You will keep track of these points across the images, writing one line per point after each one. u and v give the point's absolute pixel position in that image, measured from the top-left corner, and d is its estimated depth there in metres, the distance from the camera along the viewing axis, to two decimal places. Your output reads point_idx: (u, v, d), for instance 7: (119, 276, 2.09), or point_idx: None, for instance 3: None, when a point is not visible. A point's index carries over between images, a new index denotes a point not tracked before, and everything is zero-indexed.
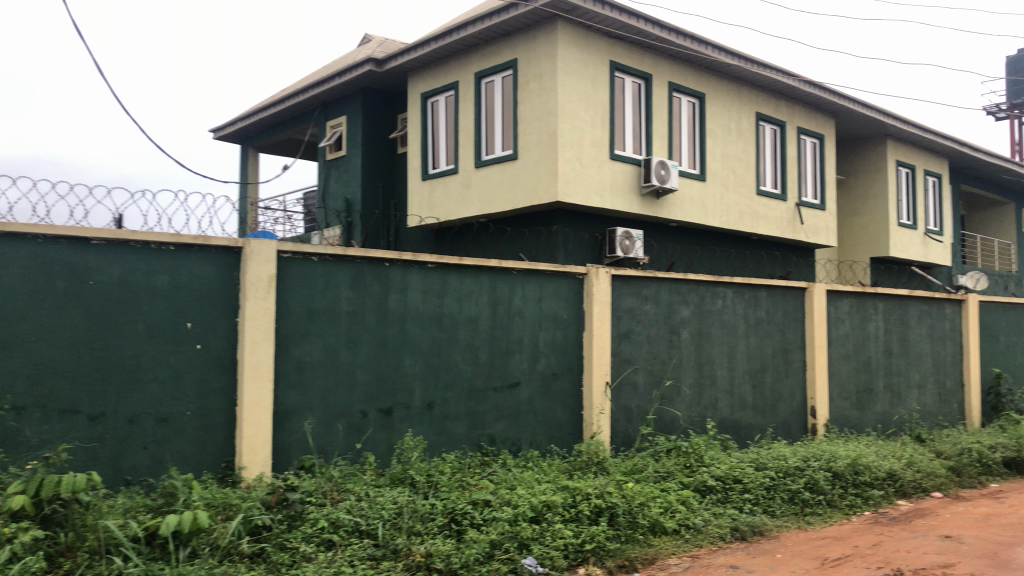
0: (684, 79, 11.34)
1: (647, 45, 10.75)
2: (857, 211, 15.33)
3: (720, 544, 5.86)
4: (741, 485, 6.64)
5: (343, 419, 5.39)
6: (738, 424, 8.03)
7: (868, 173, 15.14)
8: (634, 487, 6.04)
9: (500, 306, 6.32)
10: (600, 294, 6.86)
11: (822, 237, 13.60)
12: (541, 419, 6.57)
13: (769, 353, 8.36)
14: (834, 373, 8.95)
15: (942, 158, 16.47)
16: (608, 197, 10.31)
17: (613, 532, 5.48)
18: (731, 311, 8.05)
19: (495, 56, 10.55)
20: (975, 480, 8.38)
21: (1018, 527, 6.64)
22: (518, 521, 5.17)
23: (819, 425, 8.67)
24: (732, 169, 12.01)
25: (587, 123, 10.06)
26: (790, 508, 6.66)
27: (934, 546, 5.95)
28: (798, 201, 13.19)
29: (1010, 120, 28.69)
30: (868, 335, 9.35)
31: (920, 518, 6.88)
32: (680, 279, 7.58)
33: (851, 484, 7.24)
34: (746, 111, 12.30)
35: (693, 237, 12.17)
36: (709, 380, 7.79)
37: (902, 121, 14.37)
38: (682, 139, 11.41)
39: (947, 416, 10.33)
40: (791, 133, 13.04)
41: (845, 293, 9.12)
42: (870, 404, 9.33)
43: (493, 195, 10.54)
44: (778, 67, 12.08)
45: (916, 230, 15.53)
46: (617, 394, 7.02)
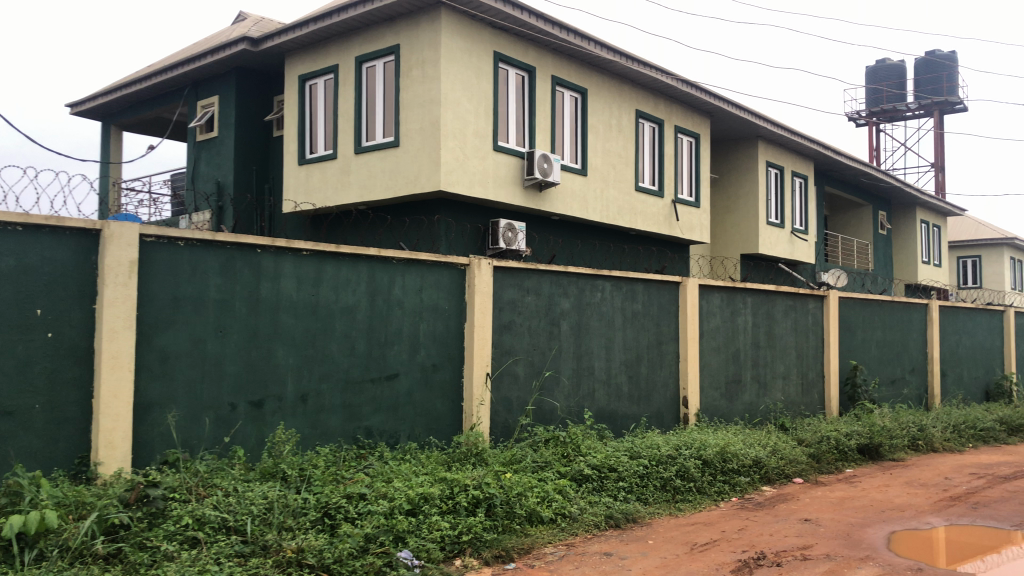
0: (567, 74, 11.48)
1: (530, 38, 10.82)
2: (729, 209, 15.94)
3: (595, 532, 5.97)
4: (616, 474, 6.78)
5: (211, 412, 5.17)
6: (614, 414, 8.20)
7: (739, 172, 15.76)
8: (513, 477, 6.07)
9: (379, 296, 6.21)
10: (482, 285, 6.84)
11: (696, 233, 14.06)
12: (420, 412, 6.49)
13: (644, 344, 8.58)
14: (705, 364, 9.27)
15: (808, 160, 17.35)
16: (491, 188, 10.32)
17: (490, 522, 5.50)
18: (609, 303, 8.21)
19: (378, 41, 10.37)
20: (832, 466, 8.89)
21: (869, 509, 7.06)
22: (393, 514, 5.10)
23: (691, 415, 8.94)
24: (612, 165, 12.27)
25: (471, 113, 10.03)
26: (661, 496, 6.86)
27: (795, 529, 6.25)
28: (674, 198, 13.59)
29: (869, 126, 30.54)
30: (736, 328, 9.73)
31: (783, 502, 7.23)
32: (561, 271, 7.66)
33: (719, 471, 7.51)
34: (626, 108, 12.57)
35: (574, 231, 12.35)
36: (587, 371, 7.92)
37: (771, 123, 15.05)
38: (565, 133, 11.54)
39: (808, 405, 10.90)
40: (668, 132, 13.43)
41: (717, 287, 9.46)
42: (738, 394, 9.72)
43: (374, 183, 10.36)
44: (657, 66, 12.41)
45: (783, 229, 16.30)
46: (497, 385, 7.02)
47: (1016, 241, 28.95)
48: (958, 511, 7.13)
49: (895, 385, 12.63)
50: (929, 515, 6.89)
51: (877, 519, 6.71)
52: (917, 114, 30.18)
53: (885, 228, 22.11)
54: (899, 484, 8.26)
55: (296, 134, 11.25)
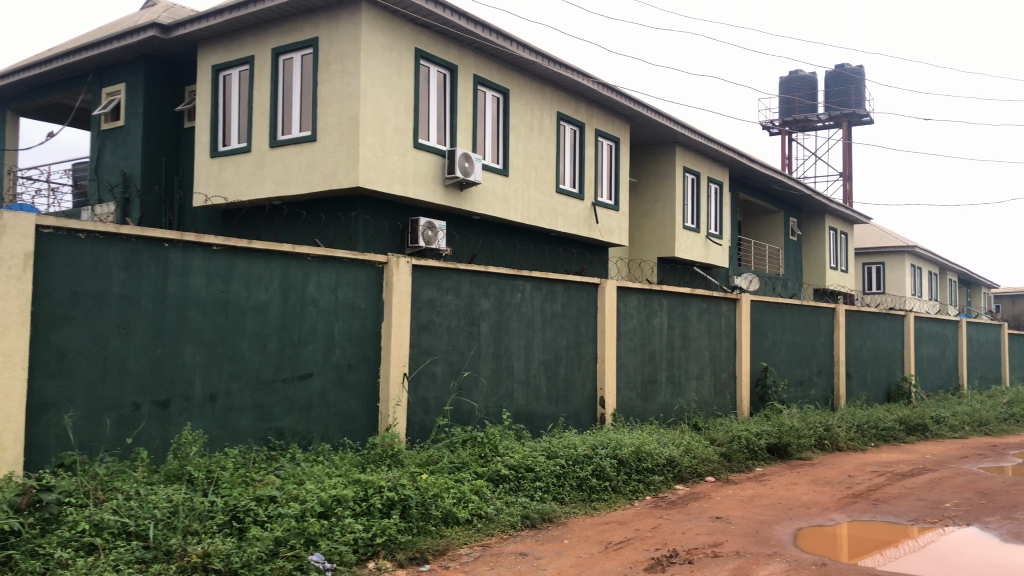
0: (489, 74, 11.48)
1: (453, 36, 10.77)
2: (647, 213, 16.20)
3: (511, 532, 5.96)
4: (532, 473, 6.80)
5: (112, 412, 4.95)
6: (532, 414, 8.21)
7: (657, 177, 16.04)
8: (428, 478, 6.01)
9: (293, 294, 6.07)
10: (400, 284, 6.76)
11: (615, 236, 14.22)
12: (334, 412, 6.35)
13: (563, 345, 8.63)
14: (622, 365, 9.38)
15: (723, 167, 17.79)
16: (411, 186, 10.22)
17: (405, 524, 5.43)
18: (529, 304, 8.23)
19: (295, 33, 10.16)
20: (743, 465, 9.11)
21: (778, 506, 7.26)
22: (305, 517, 4.98)
23: (608, 415, 9.03)
24: (533, 166, 12.32)
25: (391, 110, 9.91)
26: (577, 495, 6.91)
27: (707, 527, 6.37)
28: (594, 200, 13.72)
29: (782, 135, 31.55)
30: (652, 329, 9.89)
31: (695, 500, 7.37)
32: (480, 271, 7.64)
33: (634, 470, 7.61)
34: (547, 109, 12.64)
35: (495, 231, 12.34)
36: (506, 371, 7.91)
37: (689, 129, 15.37)
38: (486, 132, 11.53)
39: (721, 405, 11.15)
40: (589, 135, 13.56)
41: (634, 290, 9.59)
42: (653, 394, 9.87)
43: (291, 178, 10.14)
44: (578, 69, 12.52)
45: (698, 233, 16.66)
46: (414, 385, 6.94)
47: (916, 248, 30.31)
48: (859, 507, 7.41)
49: (803, 385, 13.04)
50: (833, 512, 7.13)
51: (784, 516, 6.91)
52: (827, 125, 31.30)
53: (795, 234, 22.84)
54: (805, 482, 8.53)
55: (209, 125, 10.93)
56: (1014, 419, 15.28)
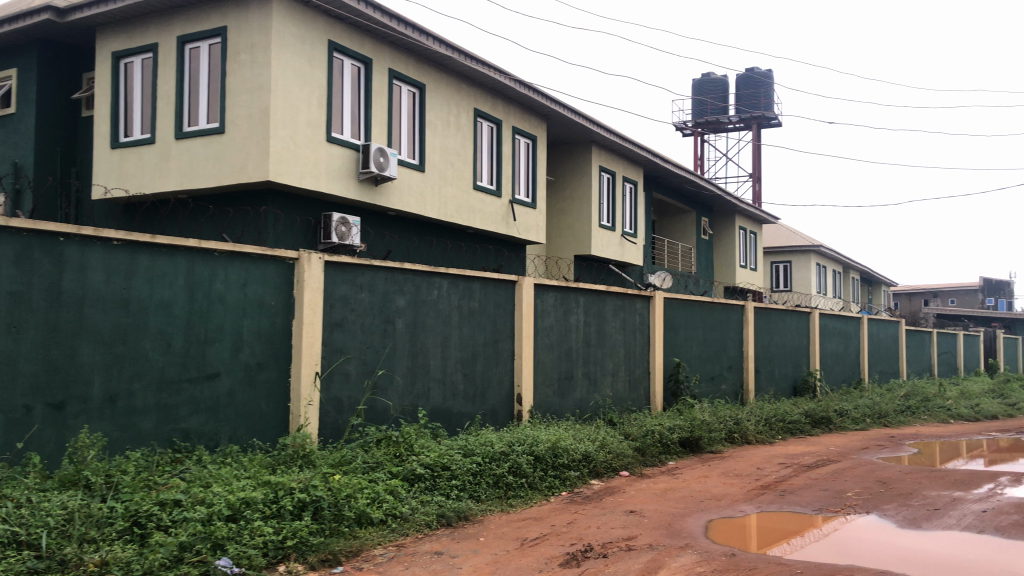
0: (405, 68, 11.36)
1: (367, 29, 10.61)
2: (563, 211, 16.33)
3: (426, 531, 5.90)
4: (448, 472, 6.75)
5: (1, 415, 4.68)
6: (448, 412, 8.16)
7: (574, 175, 16.19)
8: (341, 479, 5.89)
9: (199, 291, 5.86)
10: (312, 280, 6.61)
11: (533, 233, 14.28)
12: (242, 412, 6.16)
13: (480, 342, 8.60)
14: (539, 362, 9.42)
15: (637, 166, 18.08)
16: (324, 180, 10.02)
17: (317, 526, 5.32)
18: (446, 301, 8.17)
19: (202, 21, 9.84)
20: (656, 459, 9.27)
21: (689, 499, 7.41)
22: (211, 521, 4.82)
23: (524, 412, 9.05)
24: (449, 163, 12.26)
25: (303, 102, 9.70)
26: (493, 492, 6.90)
27: (621, 521, 6.45)
28: (511, 198, 13.73)
29: (695, 136, 32.33)
30: (569, 326, 9.96)
31: (609, 495, 7.46)
32: (395, 268, 7.54)
33: (550, 466, 7.65)
34: (464, 106, 12.59)
35: (412, 228, 12.21)
36: (422, 369, 7.84)
37: (604, 128, 15.56)
38: (401, 127, 11.41)
39: (635, 401, 11.32)
40: (506, 132, 13.57)
41: (551, 287, 9.64)
42: (569, 390, 9.94)
43: (197, 171, 9.82)
44: (494, 65, 12.51)
45: (614, 232, 16.89)
46: (327, 384, 6.80)
47: (821, 248, 31.46)
48: (767, 498, 7.62)
49: (714, 380, 13.35)
50: (742, 504, 7.32)
51: (696, 508, 7.05)
52: (737, 127, 32.24)
53: (706, 234, 23.40)
54: (716, 475, 8.74)
55: (109, 114, 10.49)
56: (911, 410, 16.03)
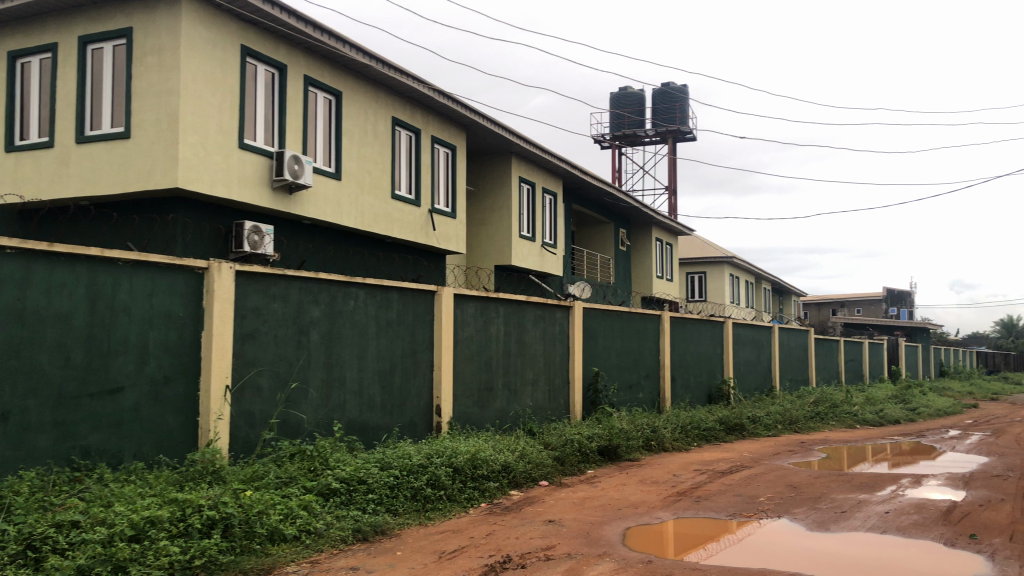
0: (321, 75, 11.21)
1: (282, 34, 10.43)
2: (483, 221, 16.33)
3: (341, 547, 5.77)
4: (364, 486, 6.66)
5: None
6: (365, 425, 8.02)
7: (493, 186, 16.22)
8: (252, 495, 5.73)
9: (102, 302, 5.62)
10: (223, 291, 6.43)
11: (452, 243, 14.23)
12: (148, 428, 5.91)
13: (398, 353, 8.50)
14: (459, 373, 9.37)
15: (557, 178, 18.23)
16: (236, 188, 9.77)
17: (227, 544, 5.15)
18: (363, 312, 8.05)
19: (106, 22, 9.50)
20: (575, 468, 9.32)
21: (607, 507, 7.47)
22: (113, 542, 4.63)
23: (444, 423, 8.97)
24: (367, 171, 12.12)
25: (214, 108, 9.46)
26: (412, 505, 6.82)
27: (540, 531, 6.45)
28: (431, 207, 13.67)
29: (614, 149, 32.88)
30: (489, 337, 9.95)
31: (529, 505, 7.45)
32: (310, 278, 7.40)
33: (469, 478, 7.61)
34: (382, 114, 12.49)
35: (329, 237, 12.00)
36: (338, 382, 7.69)
37: (524, 139, 15.66)
38: (317, 135, 11.24)
39: (555, 410, 11.37)
40: (425, 141, 13.51)
41: (470, 297, 9.61)
42: (489, 401, 9.92)
43: (100, 177, 9.45)
44: (413, 74, 12.45)
45: (534, 242, 16.98)
46: (238, 398, 6.60)
47: (734, 259, 32.35)
48: (683, 505, 7.75)
49: (632, 389, 13.53)
50: (658, 510, 7.43)
51: (613, 516, 7.11)
52: (654, 140, 32.94)
53: (624, 245, 23.77)
54: (634, 482, 8.84)
55: (4, 115, 10.04)
56: (820, 416, 16.58)
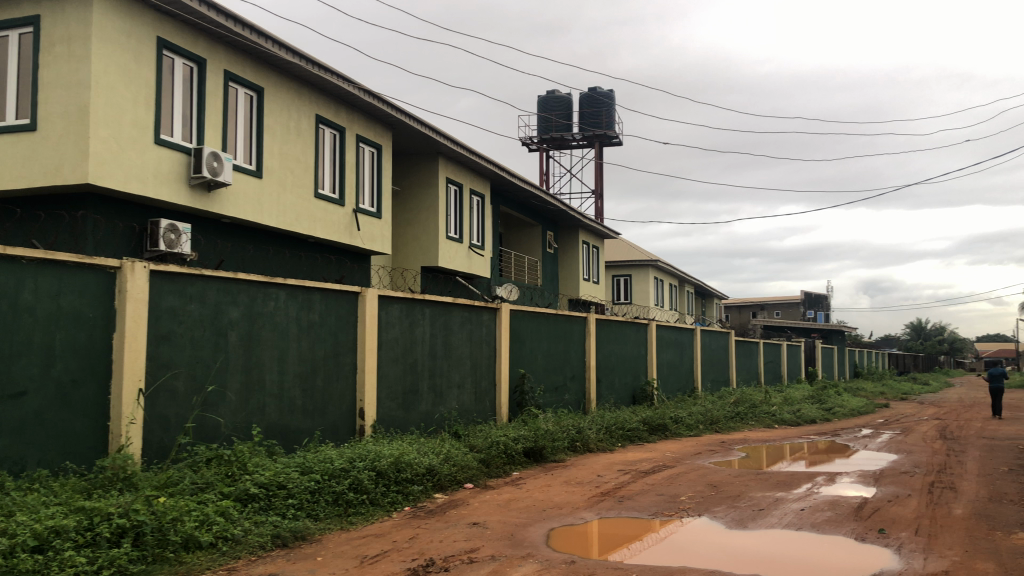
0: (242, 70, 10.95)
1: (201, 28, 10.15)
2: (410, 222, 16.21)
3: (259, 553, 5.63)
4: (284, 491, 6.53)
5: None
6: (285, 428, 7.85)
7: (420, 187, 16.12)
8: (166, 501, 5.55)
9: (4, 301, 5.38)
10: (136, 291, 6.23)
11: (377, 244, 14.08)
12: (54, 433, 5.66)
13: (320, 356, 8.36)
14: (383, 375, 9.26)
15: (484, 179, 18.22)
16: (151, 184, 9.47)
17: (138, 553, 4.98)
18: (283, 313, 7.90)
19: (12, 10, 9.12)
20: (500, 470, 9.30)
21: (531, 508, 7.49)
22: (14, 553, 4.46)
23: (367, 427, 8.86)
24: (289, 170, 11.91)
25: (128, 101, 9.15)
26: (333, 510, 6.71)
27: (464, 534, 6.43)
28: (355, 207, 13.50)
29: (541, 152, 33.06)
30: (414, 339, 9.87)
31: (453, 508, 7.41)
32: (228, 278, 7.22)
33: (393, 481, 7.53)
34: (306, 111, 12.28)
35: (250, 237, 11.73)
36: (257, 385, 7.52)
37: (450, 140, 15.61)
38: (237, 131, 10.98)
39: (481, 412, 11.34)
40: (350, 140, 13.35)
41: (396, 298, 9.52)
42: (414, 404, 9.83)
43: (5, 170, 9.04)
44: (337, 72, 12.28)
45: (460, 243, 16.93)
46: (151, 402, 6.38)
47: (659, 262, 32.92)
48: (606, 505, 7.83)
49: (558, 391, 13.61)
50: (582, 511, 7.48)
51: (537, 517, 7.12)
52: (581, 144, 33.28)
53: (552, 247, 23.90)
54: (558, 483, 8.89)
55: None
56: (740, 416, 16.99)
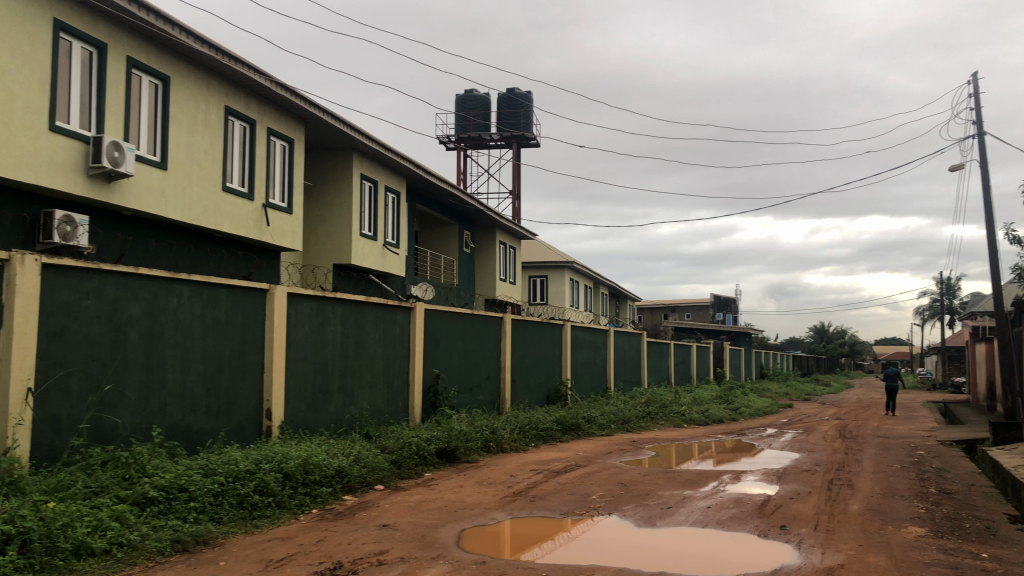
0: (146, 57, 10.55)
1: (102, 11, 9.74)
2: (322, 219, 15.92)
3: (157, 559, 5.41)
4: (185, 494, 6.32)
5: None
6: (187, 430, 7.59)
7: (333, 183, 15.84)
8: (56, 507, 5.30)
9: None
10: (26, 286, 5.93)
11: (288, 240, 13.78)
12: None
13: (226, 354, 8.11)
14: (292, 375, 9.06)
15: (400, 177, 18.05)
16: (44, 173, 9.02)
17: (24, 561, 4.73)
18: (187, 310, 7.64)
19: None
20: (412, 471, 9.22)
21: (443, 509, 7.45)
22: None
23: (274, 427, 8.64)
24: (196, 162, 11.53)
25: (22, 85, 8.69)
26: (238, 513, 6.50)
27: (373, 536, 6.34)
28: (265, 202, 13.17)
29: (458, 151, 32.91)
30: (325, 337, 9.69)
31: (363, 510, 7.29)
32: (129, 273, 6.94)
33: (300, 483, 7.37)
34: (214, 102, 11.92)
35: (154, 230, 11.31)
36: (158, 384, 7.24)
37: (365, 136, 15.40)
38: (140, 121, 10.58)
39: (393, 413, 11.21)
40: (260, 133, 13.02)
41: (306, 296, 9.32)
42: (324, 404, 9.64)
43: None
44: (248, 63, 11.96)
45: (374, 241, 16.73)
46: (42, 402, 6.07)
47: (575, 264, 33.28)
48: (517, 505, 7.84)
49: (473, 391, 13.58)
50: (494, 511, 7.47)
51: (448, 519, 7.08)
52: (499, 145, 33.38)
53: (469, 246, 23.90)
54: (470, 484, 8.86)
55: None
56: (650, 416, 17.31)
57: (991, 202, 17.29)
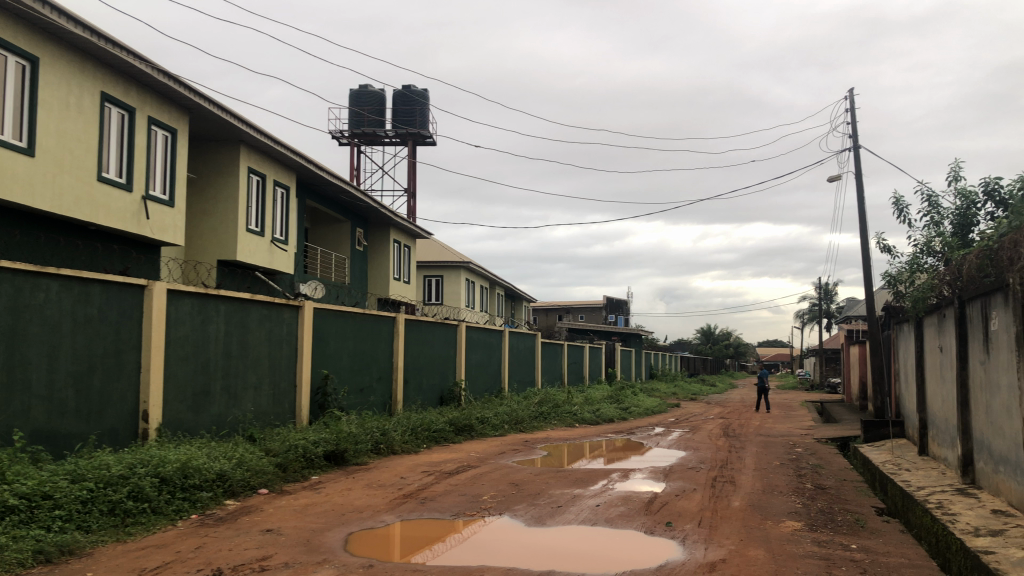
0: (13, 36, 9.90)
1: None
2: (206, 213, 15.34)
3: (16, 572, 5.06)
4: (50, 502, 5.97)
5: None
6: (54, 433, 7.14)
7: (219, 176, 15.30)
8: None
9: None
10: None
11: (169, 235, 13.21)
12: None
13: (99, 353, 7.69)
14: (171, 375, 8.68)
15: (290, 172, 17.59)
16: None
17: None
18: (55, 306, 7.20)
19: None
20: (298, 474, 8.97)
21: (330, 513, 7.27)
22: None
23: (150, 430, 8.24)
24: (68, 149, 10.90)
25: None
26: (108, 521, 6.15)
27: (256, 541, 6.13)
28: (145, 194, 12.58)
29: (351, 147, 32.34)
30: (207, 336, 9.33)
31: (246, 515, 7.04)
32: None
33: (178, 488, 7.06)
34: (90, 88, 11.30)
35: (19, 220, 10.63)
36: (21, 385, 6.79)
37: (253, 128, 14.94)
38: (6, 103, 9.92)
39: (279, 415, 10.88)
40: (141, 121, 12.43)
41: (186, 293, 8.94)
42: (205, 406, 9.28)
43: None
44: (127, 47, 11.41)
45: (261, 237, 16.24)
46: None
47: (470, 265, 33.33)
48: (408, 507, 7.74)
49: (364, 392, 13.36)
50: (383, 514, 7.35)
51: (336, 522, 6.92)
52: (393, 142, 33.07)
53: (362, 244, 23.54)
54: (359, 487, 8.71)
55: None
56: (543, 416, 17.48)
57: (866, 213, 18.26)
